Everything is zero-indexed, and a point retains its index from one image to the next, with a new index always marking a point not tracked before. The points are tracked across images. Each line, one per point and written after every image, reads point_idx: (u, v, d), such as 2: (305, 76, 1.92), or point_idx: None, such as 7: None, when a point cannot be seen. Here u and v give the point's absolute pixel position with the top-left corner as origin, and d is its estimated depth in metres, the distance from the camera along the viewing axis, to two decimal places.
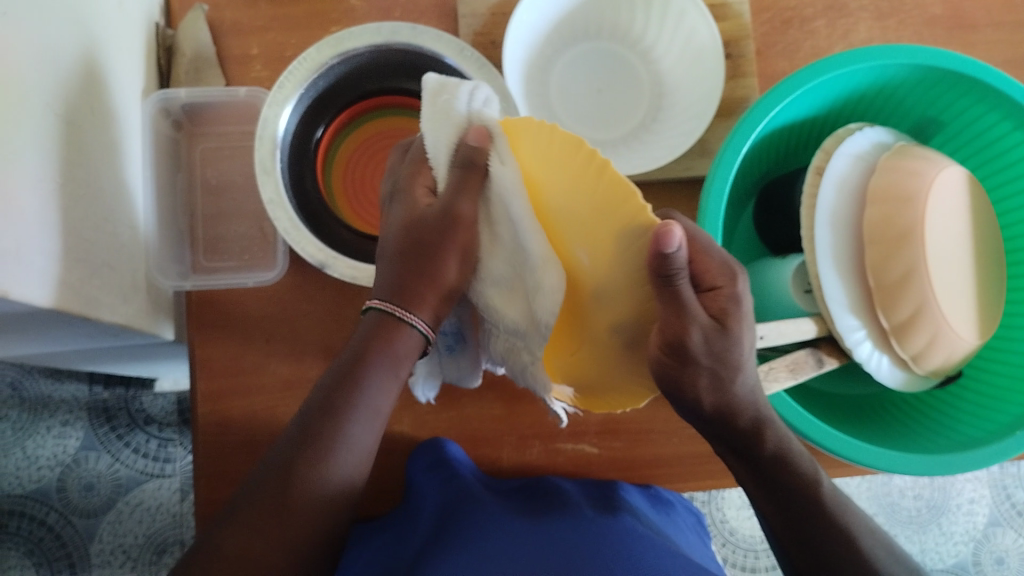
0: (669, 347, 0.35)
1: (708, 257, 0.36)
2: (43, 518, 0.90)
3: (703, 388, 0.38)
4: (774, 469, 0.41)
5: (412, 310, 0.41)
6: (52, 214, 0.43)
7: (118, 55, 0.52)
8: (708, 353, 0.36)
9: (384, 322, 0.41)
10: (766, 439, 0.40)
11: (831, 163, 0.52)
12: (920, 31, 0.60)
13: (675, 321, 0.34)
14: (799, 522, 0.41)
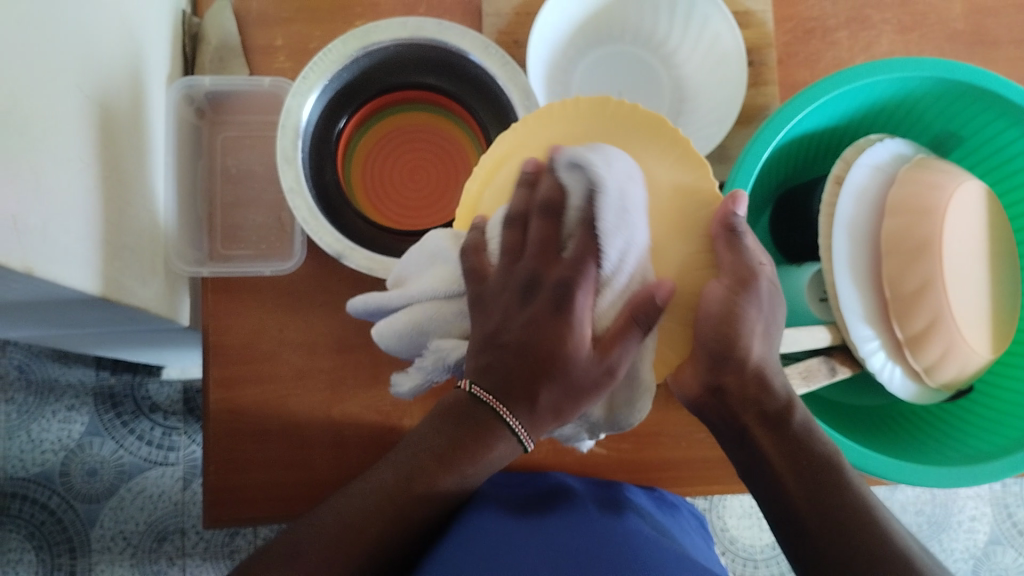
0: (737, 287, 0.39)
1: None
2: (45, 502, 0.90)
3: (746, 351, 0.41)
4: (794, 446, 0.42)
5: (530, 431, 0.39)
6: (78, 194, 0.43)
7: (146, 41, 0.53)
8: (769, 300, 0.42)
9: (484, 417, 0.39)
10: (795, 414, 0.43)
11: (852, 172, 0.52)
12: (942, 46, 0.60)
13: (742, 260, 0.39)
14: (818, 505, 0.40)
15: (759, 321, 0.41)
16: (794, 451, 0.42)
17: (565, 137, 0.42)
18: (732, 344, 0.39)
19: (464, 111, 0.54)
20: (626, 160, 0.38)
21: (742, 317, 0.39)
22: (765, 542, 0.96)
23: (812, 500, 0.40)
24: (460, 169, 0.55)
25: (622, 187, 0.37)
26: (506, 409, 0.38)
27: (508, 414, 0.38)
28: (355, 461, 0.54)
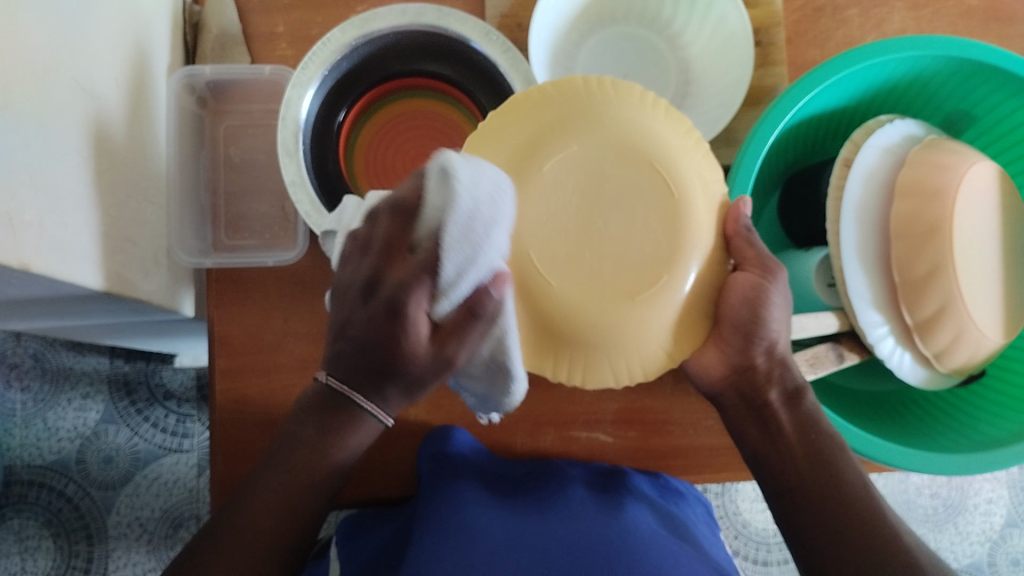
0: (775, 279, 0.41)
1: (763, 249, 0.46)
2: (62, 489, 0.91)
3: (773, 337, 0.43)
4: (806, 432, 0.45)
5: (383, 407, 0.41)
6: (76, 186, 0.43)
7: (145, 31, 0.52)
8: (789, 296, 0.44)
9: (342, 405, 0.41)
10: (804, 399, 0.45)
11: (860, 154, 0.51)
12: (955, 22, 0.59)
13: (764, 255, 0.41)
14: (822, 504, 0.43)
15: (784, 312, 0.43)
16: (802, 434, 0.45)
17: (572, 114, 0.36)
18: (757, 328, 0.41)
19: (465, 96, 0.53)
20: (498, 179, 0.32)
21: (767, 296, 0.40)
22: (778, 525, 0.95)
23: (819, 491, 0.43)
24: None
25: (478, 209, 0.31)
26: (354, 392, 0.41)
27: (359, 397, 0.41)
28: None
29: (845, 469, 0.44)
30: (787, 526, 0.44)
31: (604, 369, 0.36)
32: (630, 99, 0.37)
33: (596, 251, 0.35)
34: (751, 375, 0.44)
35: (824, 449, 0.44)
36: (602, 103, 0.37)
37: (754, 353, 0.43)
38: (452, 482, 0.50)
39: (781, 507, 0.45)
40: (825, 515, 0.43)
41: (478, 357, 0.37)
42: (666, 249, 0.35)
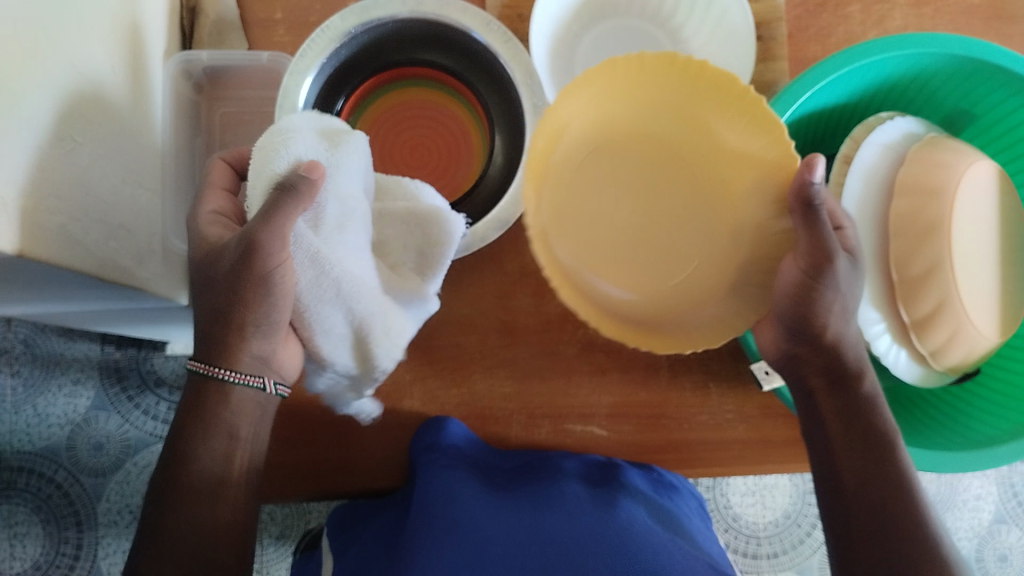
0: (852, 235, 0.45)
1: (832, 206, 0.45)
2: (52, 476, 0.91)
3: (823, 323, 0.43)
4: (858, 418, 0.44)
5: (251, 372, 0.44)
6: (72, 171, 0.43)
7: (142, 16, 0.52)
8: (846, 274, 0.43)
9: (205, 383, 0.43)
10: (864, 379, 0.45)
11: (858, 152, 0.51)
12: (956, 20, 0.59)
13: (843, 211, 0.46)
14: (872, 495, 0.42)
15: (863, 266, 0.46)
16: (854, 419, 0.44)
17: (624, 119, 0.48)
18: (814, 311, 0.42)
19: (465, 88, 0.52)
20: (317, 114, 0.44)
21: (819, 298, 0.42)
22: (769, 519, 0.95)
23: (865, 479, 0.43)
24: (462, 146, 0.53)
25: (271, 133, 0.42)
26: (219, 367, 0.43)
27: (224, 371, 0.43)
28: (354, 439, 0.54)
29: (882, 463, 0.43)
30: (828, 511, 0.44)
31: (690, 322, 0.44)
32: (687, 88, 0.45)
33: (659, 230, 0.50)
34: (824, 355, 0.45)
35: (874, 438, 0.44)
36: (661, 98, 0.46)
37: (809, 335, 0.44)
38: (449, 472, 0.50)
39: (830, 489, 0.44)
40: (855, 511, 0.42)
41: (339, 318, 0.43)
42: (718, 225, 0.48)
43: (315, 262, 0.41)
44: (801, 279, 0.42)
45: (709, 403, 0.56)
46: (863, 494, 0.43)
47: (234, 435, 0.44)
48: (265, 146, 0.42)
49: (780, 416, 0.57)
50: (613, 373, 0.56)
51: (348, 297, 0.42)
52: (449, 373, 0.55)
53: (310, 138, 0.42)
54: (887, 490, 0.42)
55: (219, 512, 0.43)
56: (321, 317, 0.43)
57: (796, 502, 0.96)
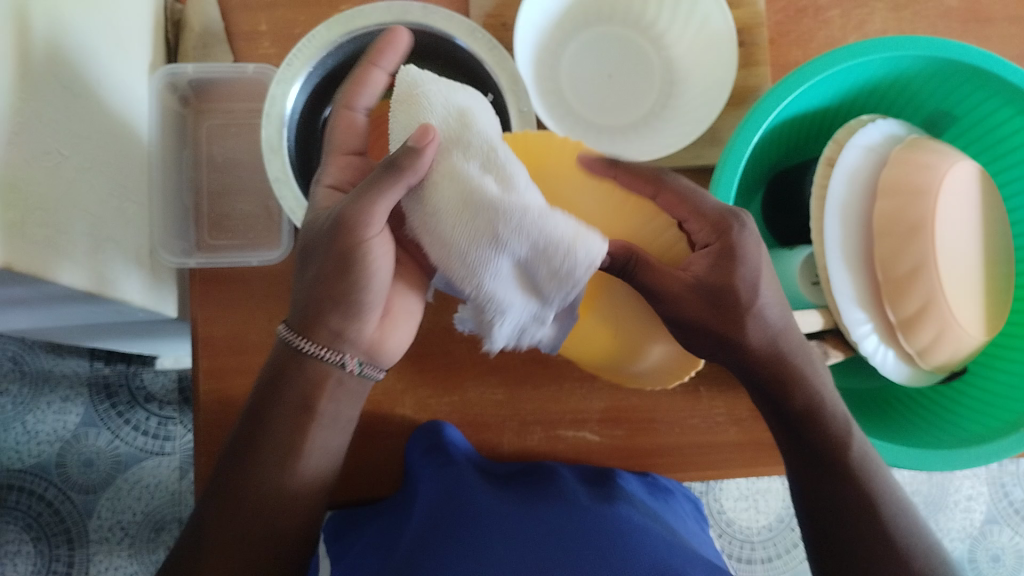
0: (716, 251, 0.42)
1: (702, 205, 0.43)
2: (41, 494, 0.90)
3: (729, 336, 0.43)
4: (803, 430, 0.45)
5: (328, 347, 0.43)
6: (57, 186, 0.43)
7: (127, 31, 0.52)
8: (711, 286, 0.42)
9: (289, 354, 0.43)
10: (794, 395, 0.45)
11: (843, 154, 0.52)
12: (935, 23, 0.60)
13: (699, 215, 0.43)
14: (823, 501, 0.45)
15: (762, 257, 0.43)
16: (803, 426, 0.45)
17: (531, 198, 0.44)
18: (701, 320, 0.42)
19: None
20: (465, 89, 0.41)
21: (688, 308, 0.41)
22: (762, 524, 0.96)
23: (819, 485, 0.45)
24: None
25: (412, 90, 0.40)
26: (302, 337, 0.42)
27: (307, 341, 0.42)
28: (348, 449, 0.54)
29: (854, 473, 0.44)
30: (805, 503, 0.46)
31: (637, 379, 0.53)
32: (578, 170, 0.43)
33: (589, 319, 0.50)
34: (760, 372, 0.44)
35: (824, 447, 0.45)
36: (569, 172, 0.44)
37: (727, 351, 0.44)
38: (449, 477, 0.50)
39: (803, 487, 0.46)
40: (841, 515, 0.44)
41: (515, 252, 0.37)
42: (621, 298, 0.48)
43: (467, 200, 0.37)
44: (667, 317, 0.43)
45: (699, 406, 0.57)
46: (822, 500, 0.45)
47: (308, 409, 0.43)
48: (403, 108, 0.40)
49: None
50: (604, 378, 0.56)
51: (528, 221, 0.37)
52: (439, 382, 0.55)
53: (439, 99, 0.39)
54: (845, 499, 0.44)
55: (284, 508, 0.42)
56: (495, 268, 0.38)
57: (789, 506, 0.96)
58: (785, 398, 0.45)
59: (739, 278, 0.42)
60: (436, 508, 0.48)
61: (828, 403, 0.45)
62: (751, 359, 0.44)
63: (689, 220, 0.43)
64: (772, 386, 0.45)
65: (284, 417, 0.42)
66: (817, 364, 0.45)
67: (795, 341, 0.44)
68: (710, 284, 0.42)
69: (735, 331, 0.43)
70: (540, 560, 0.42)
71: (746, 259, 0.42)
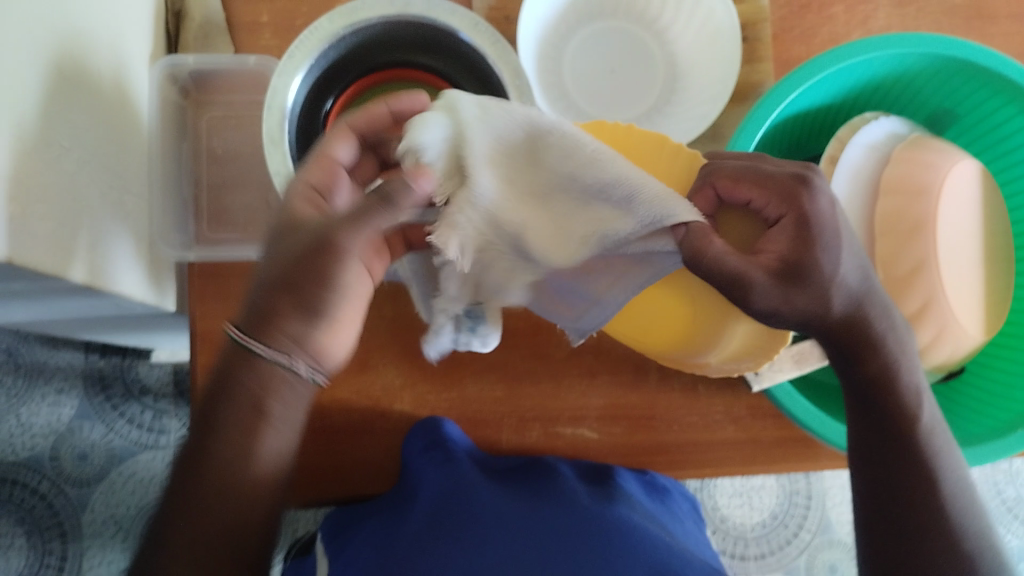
0: (794, 221, 0.38)
1: (772, 174, 0.39)
2: (35, 487, 0.89)
3: (818, 306, 0.38)
4: (871, 394, 0.42)
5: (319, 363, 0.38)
6: (56, 178, 0.43)
7: (126, 21, 0.51)
8: (790, 258, 0.38)
9: (241, 356, 0.37)
10: (871, 362, 0.41)
11: (847, 152, 0.52)
12: (938, 20, 0.60)
13: (764, 182, 0.39)
14: (881, 471, 0.42)
15: (841, 226, 0.39)
16: (871, 389, 0.42)
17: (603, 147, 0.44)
18: (798, 287, 0.38)
19: (452, 90, 0.52)
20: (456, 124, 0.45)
21: (756, 283, 0.37)
22: (756, 521, 0.96)
23: (880, 454, 0.42)
24: None
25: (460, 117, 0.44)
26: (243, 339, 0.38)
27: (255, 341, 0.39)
28: (347, 444, 0.54)
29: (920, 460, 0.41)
30: (863, 482, 0.43)
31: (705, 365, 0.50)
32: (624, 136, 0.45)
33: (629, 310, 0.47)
34: (845, 342, 0.41)
35: (890, 413, 0.42)
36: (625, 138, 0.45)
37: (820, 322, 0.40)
38: (452, 472, 0.50)
39: (860, 459, 0.43)
40: (899, 505, 0.41)
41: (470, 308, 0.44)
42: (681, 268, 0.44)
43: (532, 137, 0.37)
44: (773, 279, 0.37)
45: (698, 404, 0.57)
46: (880, 483, 0.42)
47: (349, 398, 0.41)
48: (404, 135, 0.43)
49: (769, 417, 0.57)
50: (604, 374, 0.56)
51: (586, 201, 0.37)
52: (439, 377, 0.55)
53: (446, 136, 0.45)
54: (904, 468, 0.41)
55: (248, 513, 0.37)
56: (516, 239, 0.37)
57: (783, 503, 0.96)
58: (856, 362, 0.42)
59: (820, 250, 0.38)
60: (440, 502, 0.48)
61: (903, 371, 0.42)
62: (830, 330, 0.40)
63: (749, 194, 0.40)
64: (846, 349, 0.41)
65: (236, 417, 0.37)
66: (899, 330, 0.42)
67: (879, 302, 0.41)
68: (791, 261, 0.38)
69: (818, 302, 0.38)
70: (554, 548, 0.43)
71: (824, 229, 0.38)
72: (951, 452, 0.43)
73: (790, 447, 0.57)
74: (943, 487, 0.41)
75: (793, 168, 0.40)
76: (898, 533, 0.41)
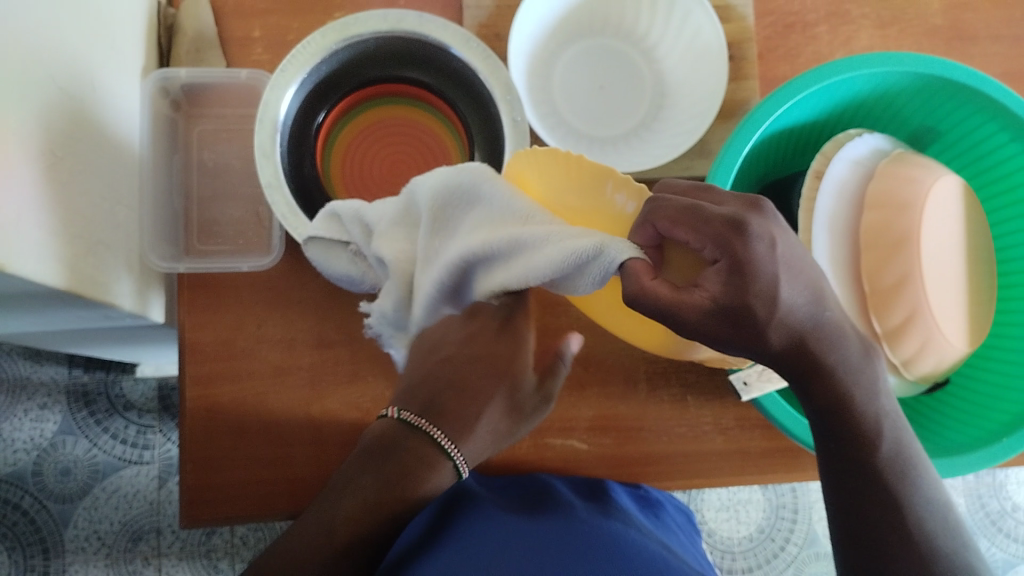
0: (726, 268, 0.32)
1: (707, 219, 0.33)
2: (17, 503, 0.88)
3: (759, 339, 0.34)
4: (832, 421, 0.39)
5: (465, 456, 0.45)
6: (48, 189, 0.43)
7: (119, 34, 0.52)
8: (726, 293, 0.32)
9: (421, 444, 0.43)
10: (829, 391, 0.38)
11: (831, 166, 0.53)
12: (919, 41, 0.61)
13: (698, 226, 0.33)
14: (849, 498, 0.40)
15: (781, 264, 0.33)
16: (829, 416, 0.39)
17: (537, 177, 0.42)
18: (743, 319, 0.33)
19: (445, 105, 0.54)
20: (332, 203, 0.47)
21: (681, 313, 0.32)
22: (743, 534, 0.96)
23: (846, 480, 0.40)
24: (441, 164, 0.55)
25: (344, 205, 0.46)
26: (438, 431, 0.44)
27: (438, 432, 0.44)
28: (338, 455, 0.54)
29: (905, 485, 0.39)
30: (841, 517, 0.40)
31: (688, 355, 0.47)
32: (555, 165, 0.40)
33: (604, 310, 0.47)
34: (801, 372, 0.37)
35: (854, 441, 0.39)
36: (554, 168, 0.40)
37: (770, 344, 0.34)
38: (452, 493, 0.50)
39: (829, 481, 0.41)
40: (881, 535, 0.39)
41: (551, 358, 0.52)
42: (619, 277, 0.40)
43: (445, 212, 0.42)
44: (705, 316, 0.33)
45: (686, 415, 0.57)
46: (859, 517, 0.39)
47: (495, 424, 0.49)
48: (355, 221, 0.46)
49: (756, 427, 0.58)
50: (593, 387, 0.57)
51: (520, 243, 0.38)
52: None
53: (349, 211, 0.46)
54: (870, 496, 0.39)
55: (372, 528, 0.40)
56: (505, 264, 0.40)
57: (769, 516, 0.97)
58: (810, 392, 0.38)
59: (754, 293, 0.32)
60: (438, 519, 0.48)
61: (860, 398, 0.39)
62: (784, 360, 0.36)
63: (686, 238, 0.33)
64: (800, 381, 0.38)
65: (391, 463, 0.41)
66: (855, 360, 0.38)
67: (829, 331, 0.36)
68: (727, 307, 0.33)
69: (757, 342, 0.34)
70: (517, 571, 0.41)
71: (761, 271, 0.32)
72: (926, 477, 0.40)
73: (777, 458, 0.58)
74: (913, 514, 0.39)
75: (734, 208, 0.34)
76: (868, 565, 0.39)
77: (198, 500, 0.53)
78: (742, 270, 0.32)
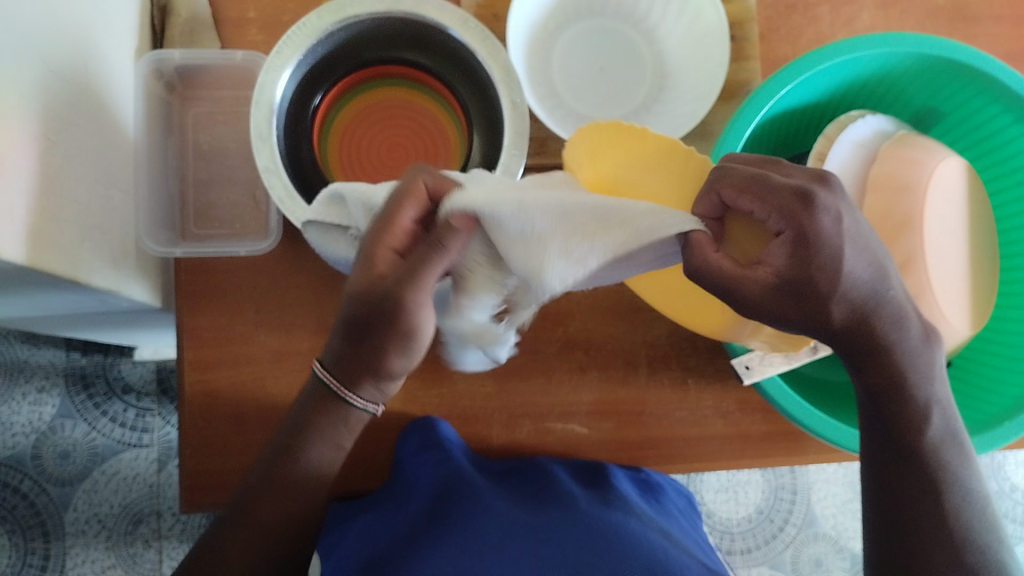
0: (790, 238, 0.35)
1: (778, 188, 0.35)
2: (17, 486, 0.89)
3: (819, 313, 0.36)
4: (882, 400, 0.40)
5: (371, 399, 0.39)
6: (42, 175, 0.42)
7: (112, 16, 0.51)
8: (794, 265, 0.35)
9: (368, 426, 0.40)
10: (875, 370, 0.39)
11: (833, 149, 0.52)
12: (922, 21, 0.60)
13: (766, 196, 0.35)
14: (887, 474, 0.40)
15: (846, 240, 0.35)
16: (877, 397, 0.40)
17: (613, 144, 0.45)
18: (806, 289, 0.35)
19: (440, 86, 0.53)
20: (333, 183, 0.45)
21: (744, 287, 0.35)
22: (742, 515, 0.96)
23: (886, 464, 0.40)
24: (438, 146, 0.55)
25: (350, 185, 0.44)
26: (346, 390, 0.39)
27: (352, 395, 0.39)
28: None
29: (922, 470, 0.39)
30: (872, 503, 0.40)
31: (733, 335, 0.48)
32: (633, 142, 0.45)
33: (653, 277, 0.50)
34: (856, 349, 0.38)
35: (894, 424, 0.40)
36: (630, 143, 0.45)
37: (831, 316, 0.36)
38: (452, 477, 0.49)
39: (870, 467, 0.41)
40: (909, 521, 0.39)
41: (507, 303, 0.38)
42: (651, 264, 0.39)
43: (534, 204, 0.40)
44: (769, 288, 0.35)
45: (686, 398, 0.57)
46: (891, 499, 0.39)
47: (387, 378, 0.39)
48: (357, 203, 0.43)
49: (757, 411, 0.58)
50: (592, 370, 0.57)
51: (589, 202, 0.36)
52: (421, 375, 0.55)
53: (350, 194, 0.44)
54: (902, 479, 0.39)
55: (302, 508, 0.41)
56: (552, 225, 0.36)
57: (768, 497, 0.97)
58: (862, 369, 0.39)
59: (818, 267, 0.35)
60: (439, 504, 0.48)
61: (911, 380, 0.39)
62: (837, 334, 0.37)
63: (751, 206, 0.36)
64: (854, 357, 0.39)
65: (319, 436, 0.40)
66: (913, 341, 0.38)
67: (889, 311, 0.37)
68: (789, 280, 0.35)
69: (816, 316, 0.36)
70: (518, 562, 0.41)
71: (826, 245, 0.35)
72: (964, 456, 0.40)
73: (777, 441, 0.58)
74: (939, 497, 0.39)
75: (804, 177, 0.36)
76: (894, 548, 0.39)
77: (198, 485, 0.53)
78: (807, 240, 0.35)
